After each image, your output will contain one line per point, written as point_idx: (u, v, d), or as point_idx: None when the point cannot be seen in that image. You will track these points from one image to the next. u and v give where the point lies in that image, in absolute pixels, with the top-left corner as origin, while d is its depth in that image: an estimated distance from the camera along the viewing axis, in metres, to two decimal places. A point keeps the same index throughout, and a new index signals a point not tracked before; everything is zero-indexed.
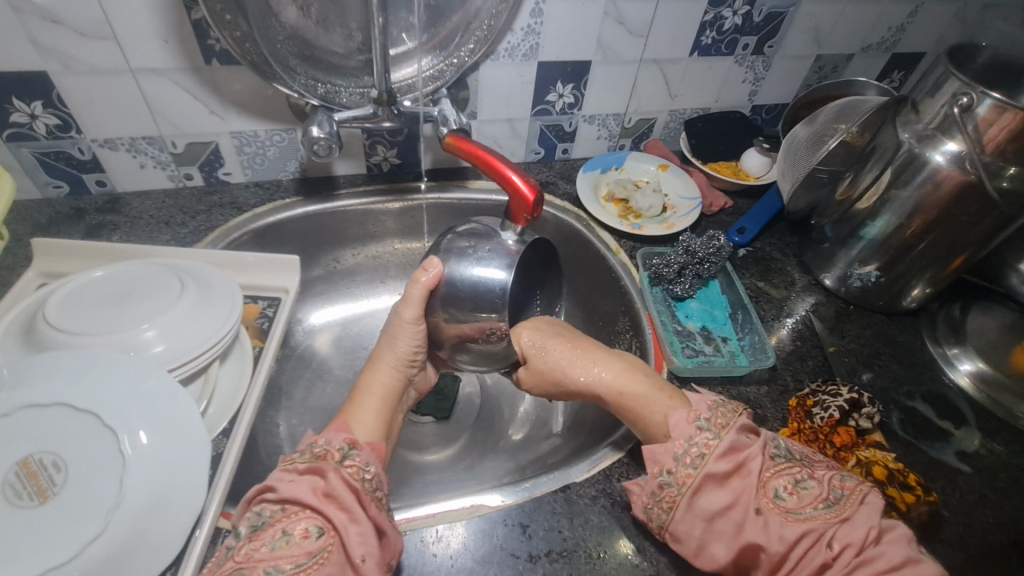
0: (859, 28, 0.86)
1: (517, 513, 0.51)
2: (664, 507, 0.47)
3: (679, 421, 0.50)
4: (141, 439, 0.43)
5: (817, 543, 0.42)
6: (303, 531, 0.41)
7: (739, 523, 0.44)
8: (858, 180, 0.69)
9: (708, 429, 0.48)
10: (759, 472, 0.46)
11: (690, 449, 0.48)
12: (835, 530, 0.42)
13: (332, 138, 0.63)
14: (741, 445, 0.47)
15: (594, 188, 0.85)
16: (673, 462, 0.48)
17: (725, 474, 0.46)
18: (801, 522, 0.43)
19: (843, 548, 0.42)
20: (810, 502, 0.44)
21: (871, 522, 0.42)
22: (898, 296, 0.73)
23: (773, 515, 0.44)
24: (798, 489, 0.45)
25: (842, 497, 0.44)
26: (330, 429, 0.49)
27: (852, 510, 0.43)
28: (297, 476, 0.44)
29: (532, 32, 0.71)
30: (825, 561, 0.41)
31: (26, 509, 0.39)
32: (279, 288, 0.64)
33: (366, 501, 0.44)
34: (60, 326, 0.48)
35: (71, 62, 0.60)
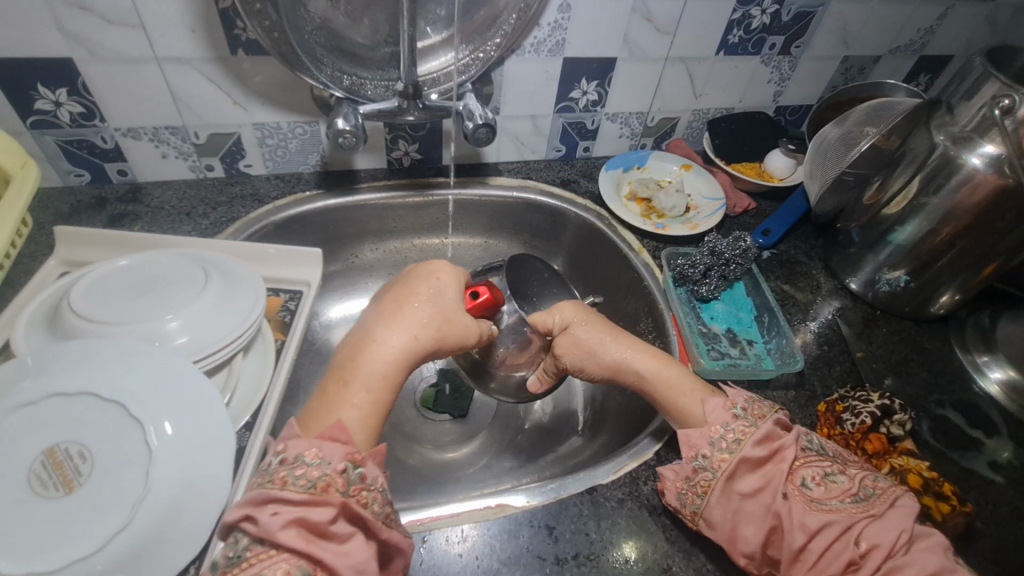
0: (888, 29, 0.85)
1: (543, 515, 0.50)
2: (698, 492, 0.47)
3: (716, 409, 0.50)
4: (166, 430, 0.42)
5: (844, 537, 0.41)
6: (285, 574, 0.37)
7: (768, 508, 0.44)
8: (888, 184, 0.68)
9: (745, 417, 0.49)
10: (790, 462, 0.46)
11: (726, 434, 0.48)
12: (864, 528, 0.42)
13: (358, 131, 0.62)
14: (774, 434, 0.48)
15: (616, 187, 0.84)
16: (707, 444, 0.48)
17: (759, 459, 0.46)
18: (828, 515, 0.42)
19: (870, 549, 0.41)
20: (838, 495, 0.43)
21: (903, 526, 0.41)
22: (927, 303, 0.72)
23: (799, 505, 0.43)
24: (827, 482, 0.44)
25: (872, 497, 0.44)
26: (326, 432, 0.45)
27: (884, 510, 0.42)
28: (283, 509, 0.40)
29: (559, 28, 0.70)
30: (851, 558, 0.40)
31: (52, 499, 0.38)
32: (300, 281, 0.63)
33: (375, 526, 0.42)
34: (85, 314, 0.48)
35: (98, 49, 0.59)
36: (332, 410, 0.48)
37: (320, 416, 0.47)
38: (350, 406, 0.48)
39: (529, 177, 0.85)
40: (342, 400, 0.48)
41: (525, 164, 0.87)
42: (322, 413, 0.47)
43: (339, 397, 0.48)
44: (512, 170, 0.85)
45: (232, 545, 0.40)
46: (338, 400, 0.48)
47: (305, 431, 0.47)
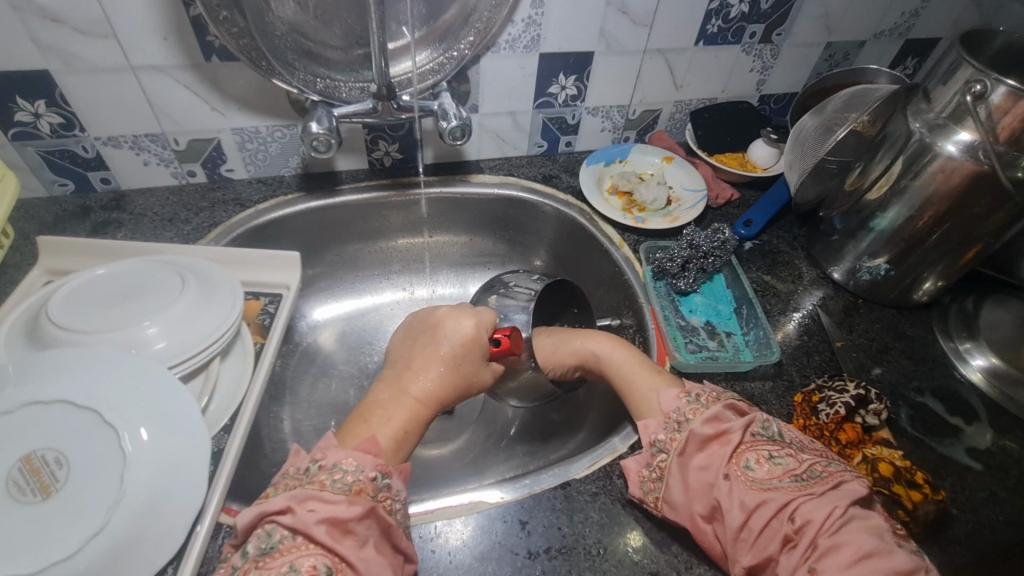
0: (871, 13, 0.84)
1: (516, 509, 0.51)
2: (654, 476, 0.49)
3: (669, 397, 0.53)
4: (142, 436, 0.43)
5: (781, 514, 0.42)
6: (310, 569, 0.39)
7: (711, 484, 0.46)
8: (868, 170, 0.68)
9: (696, 401, 0.51)
10: (734, 443, 0.47)
11: (678, 415, 0.51)
12: (801, 505, 0.42)
13: (332, 133, 0.62)
14: (723, 417, 0.49)
15: (598, 182, 0.84)
16: (662, 429, 0.50)
17: (706, 436, 0.48)
18: (767, 493, 0.43)
19: (804, 525, 0.41)
20: (779, 474, 0.44)
21: (837, 503, 0.42)
22: (909, 290, 0.72)
23: (740, 483, 0.45)
24: (770, 462, 0.45)
25: (816, 479, 0.44)
26: (358, 447, 0.47)
27: (824, 491, 0.43)
28: (319, 505, 0.41)
29: (533, 24, 0.70)
30: (787, 534, 0.41)
31: (29, 505, 0.39)
32: (280, 284, 0.64)
33: (395, 533, 0.44)
34: (62, 324, 0.49)
35: (74, 61, 0.60)
36: (368, 427, 0.50)
37: (358, 429, 0.50)
38: (384, 426, 0.51)
39: (511, 174, 0.85)
40: (378, 422, 0.51)
41: (507, 161, 0.87)
42: (358, 429, 0.50)
43: (378, 422, 0.51)
44: (494, 167, 0.86)
45: (261, 536, 0.41)
46: (374, 421, 0.51)
47: (343, 443, 0.49)
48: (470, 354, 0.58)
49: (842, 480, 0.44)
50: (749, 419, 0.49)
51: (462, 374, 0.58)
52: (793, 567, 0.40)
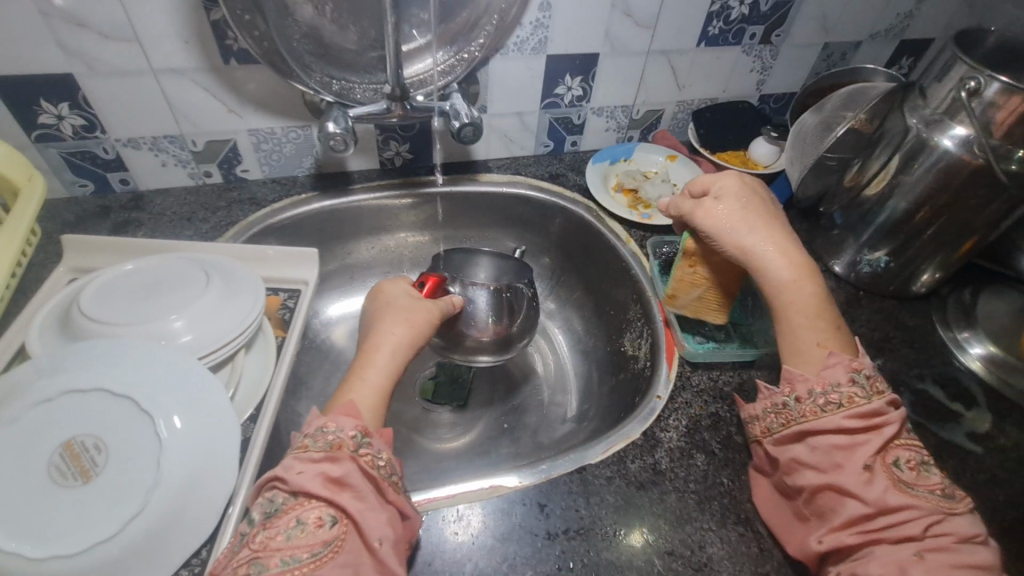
0: (867, 14, 0.86)
1: (535, 493, 0.52)
2: (778, 419, 0.52)
3: (838, 370, 0.51)
4: (175, 423, 0.45)
5: (913, 517, 0.44)
6: (317, 520, 0.42)
7: (840, 465, 0.47)
8: (866, 166, 0.70)
9: (862, 385, 0.50)
10: (890, 438, 0.47)
11: (832, 392, 0.50)
12: (936, 517, 0.44)
13: (348, 133, 0.64)
14: (883, 412, 0.48)
15: (604, 180, 0.86)
16: (809, 393, 0.51)
17: (859, 427, 0.48)
18: (912, 497, 0.45)
19: (934, 532, 0.43)
20: (924, 484, 0.46)
21: (972, 528, 0.44)
22: (908, 282, 0.74)
23: (886, 475, 0.46)
24: (916, 469, 0.47)
25: (955, 498, 0.46)
26: (338, 412, 0.49)
27: (961, 512, 0.45)
28: (308, 465, 0.44)
29: (541, 26, 0.72)
30: (905, 533, 0.43)
31: (70, 489, 0.41)
32: (298, 280, 0.66)
33: (384, 486, 0.46)
34: (93, 317, 0.50)
35: (97, 64, 0.62)
36: (349, 395, 0.53)
37: (338, 398, 0.52)
38: (362, 390, 0.53)
39: (519, 173, 0.87)
40: (357, 387, 0.53)
41: (514, 160, 0.89)
42: (339, 399, 0.52)
43: (354, 391, 0.53)
44: (502, 166, 0.88)
45: (264, 503, 0.43)
46: (350, 387, 0.53)
47: (326, 411, 0.51)
48: (411, 300, 0.62)
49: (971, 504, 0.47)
50: (902, 418, 0.49)
51: (416, 319, 0.60)
52: (897, 557, 0.43)
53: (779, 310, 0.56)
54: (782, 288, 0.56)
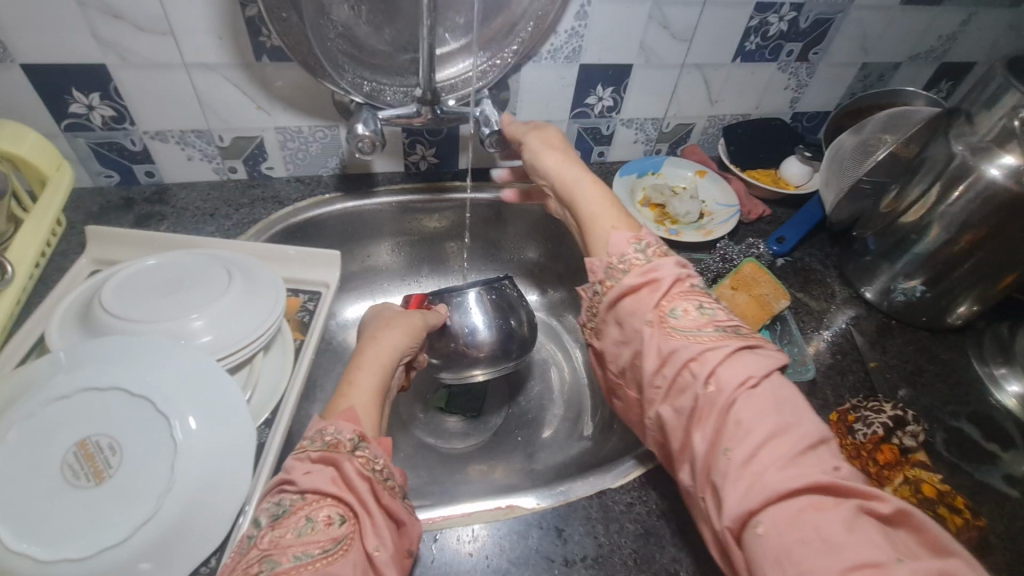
0: (907, 36, 0.84)
1: (552, 517, 0.51)
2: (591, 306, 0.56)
3: (620, 241, 0.54)
4: (191, 425, 0.44)
5: (686, 363, 0.45)
6: (326, 519, 0.40)
7: (636, 329, 0.50)
8: (904, 193, 0.68)
9: (646, 253, 0.54)
10: (664, 290, 0.50)
11: (621, 261, 0.53)
12: (711, 364, 0.44)
13: (376, 135, 0.63)
14: (657, 268, 0.52)
15: (630, 193, 0.85)
16: (603, 268, 0.54)
17: (636, 285, 0.51)
18: (681, 340, 0.47)
19: (710, 382, 0.44)
20: (702, 324, 0.48)
21: (750, 372, 0.44)
22: (943, 313, 0.71)
23: (659, 329, 0.48)
24: (697, 313, 0.49)
25: (733, 335, 0.47)
26: (340, 415, 0.48)
27: (732, 348, 0.45)
28: (312, 466, 0.44)
29: (576, 35, 0.71)
30: (693, 390, 0.45)
31: (84, 489, 0.40)
32: (319, 282, 0.65)
33: (379, 489, 0.44)
34: (114, 312, 0.50)
35: (129, 55, 0.61)
36: (350, 399, 0.52)
37: (339, 402, 0.52)
38: (360, 391, 0.53)
39: None
40: (354, 389, 0.53)
41: None
42: (339, 402, 0.52)
43: (352, 393, 0.53)
44: None
45: (271, 506, 0.42)
46: (347, 392, 0.53)
47: (326, 415, 0.50)
48: (397, 315, 0.65)
49: (757, 346, 0.47)
50: (682, 275, 0.52)
51: (400, 328, 0.63)
52: (704, 425, 0.43)
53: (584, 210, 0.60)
54: (566, 180, 0.62)
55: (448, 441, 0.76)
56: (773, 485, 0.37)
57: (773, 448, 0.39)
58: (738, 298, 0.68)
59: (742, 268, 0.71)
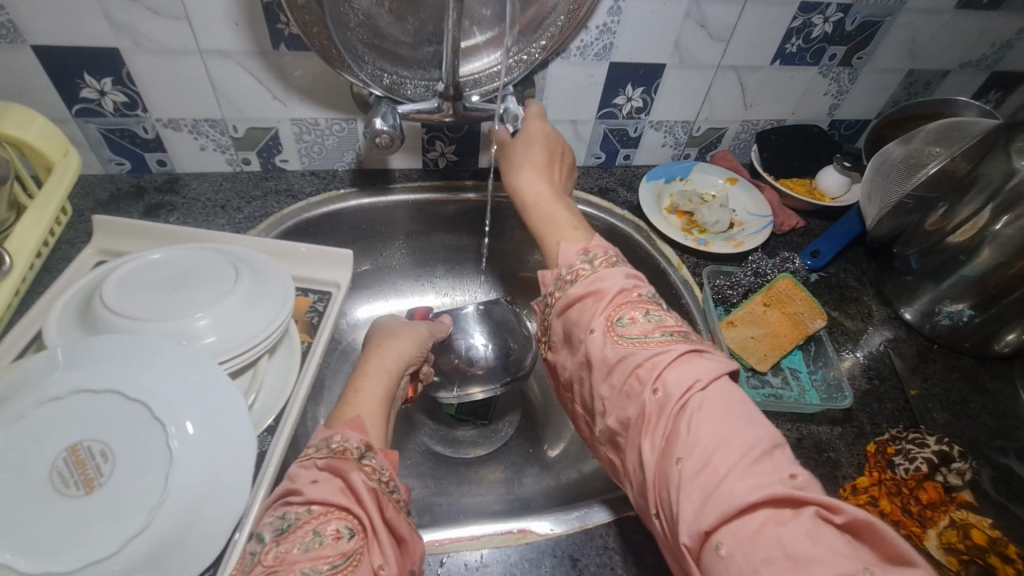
0: (959, 43, 0.79)
1: (567, 545, 0.48)
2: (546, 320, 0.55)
3: (568, 251, 0.54)
4: (188, 432, 0.41)
5: (632, 373, 0.43)
6: (335, 533, 0.38)
7: (583, 339, 0.48)
8: (954, 212, 0.64)
9: (589, 262, 0.52)
10: (612, 299, 0.48)
11: (569, 274, 0.53)
12: (661, 371, 0.42)
13: (395, 131, 0.60)
14: (603, 278, 0.50)
15: (656, 199, 0.81)
16: (555, 281, 0.54)
17: (581, 296, 0.50)
18: (630, 351, 0.44)
19: (658, 391, 0.41)
20: (648, 329, 0.45)
21: (696, 374, 0.41)
22: (990, 340, 0.67)
23: (606, 340, 0.46)
24: (642, 319, 0.46)
25: (683, 342, 0.44)
26: (346, 425, 0.46)
27: (682, 354, 0.43)
28: (318, 476, 0.41)
29: (607, 31, 0.67)
30: (642, 399, 0.42)
31: (72, 498, 0.38)
32: (330, 281, 0.62)
33: (383, 500, 0.41)
34: (115, 309, 0.47)
35: (143, 40, 0.59)
36: (355, 407, 0.49)
37: (344, 411, 0.49)
38: (365, 400, 0.50)
39: None
40: (359, 396, 0.51)
41: None
42: (344, 411, 0.49)
43: (358, 399, 0.51)
44: None
45: (275, 521, 0.39)
46: (353, 400, 0.50)
47: (331, 424, 0.48)
48: (401, 324, 0.63)
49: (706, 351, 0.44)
50: (631, 283, 0.50)
51: (405, 336, 0.61)
52: (653, 435, 0.40)
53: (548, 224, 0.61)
54: (520, 187, 0.63)
55: (456, 451, 0.73)
56: (727, 497, 0.34)
57: (725, 456, 0.36)
58: (770, 315, 0.66)
59: (776, 284, 0.67)
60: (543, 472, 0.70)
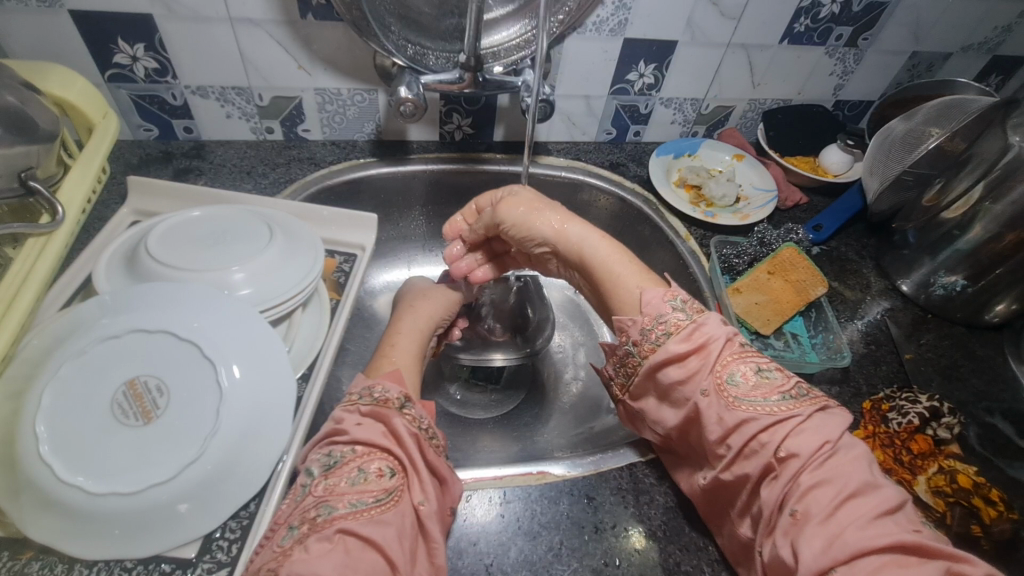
0: (962, 25, 0.81)
1: (583, 484, 0.52)
2: (627, 369, 0.51)
3: (654, 297, 0.50)
4: (235, 373, 0.44)
5: (759, 438, 0.42)
6: (377, 470, 0.41)
7: (688, 398, 0.46)
8: (949, 187, 0.66)
9: (682, 310, 0.49)
10: (716, 357, 0.46)
11: (658, 325, 0.48)
12: (788, 435, 0.42)
13: (419, 100, 0.63)
14: (706, 330, 0.47)
15: (665, 173, 0.84)
16: (638, 331, 0.49)
17: (683, 353, 0.46)
18: (750, 411, 0.43)
19: (788, 457, 0.41)
20: (766, 393, 0.44)
21: (824, 436, 0.41)
22: (981, 310, 0.70)
23: (719, 398, 0.44)
24: (756, 379, 0.45)
25: (803, 399, 0.44)
26: (386, 376, 0.48)
27: (806, 415, 0.43)
28: (363, 419, 0.44)
29: (623, 7, 0.69)
30: (768, 462, 0.42)
31: (134, 427, 0.41)
32: (355, 244, 0.65)
33: (424, 445, 0.44)
34: (159, 260, 0.50)
35: (176, 7, 0.61)
36: (392, 360, 0.52)
37: (382, 362, 0.52)
38: (401, 353, 0.54)
39: (579, 158, 0.85)
40: (394, 351, 0.54)
41: (574, 145, 0.87)
42: (382, 362, 0.52)
43: (393, 351, 0.54)
44: (562, 150, 0.86)
45: (322, 458, 0.42)
46: (388, 354, 0.53)
47: (371, 374, 0.51)
48: (431, 289, 0.65)
49: (826, 405, 0.44)
50: (732, 332, 0.49)
51: (436, 298, 0.64)
52: (775, 494, 0.40)
53: (596, 268, 0.55)
54: (568, 240, 0.57)
55: (471, 412, 0.75)
56: (854, 548, 0.35)
57: (851, 510, 0.37)
58: (774, 283, 0.69)
59: (781, 253, 0.70)
60: (553, 430, 0.74)
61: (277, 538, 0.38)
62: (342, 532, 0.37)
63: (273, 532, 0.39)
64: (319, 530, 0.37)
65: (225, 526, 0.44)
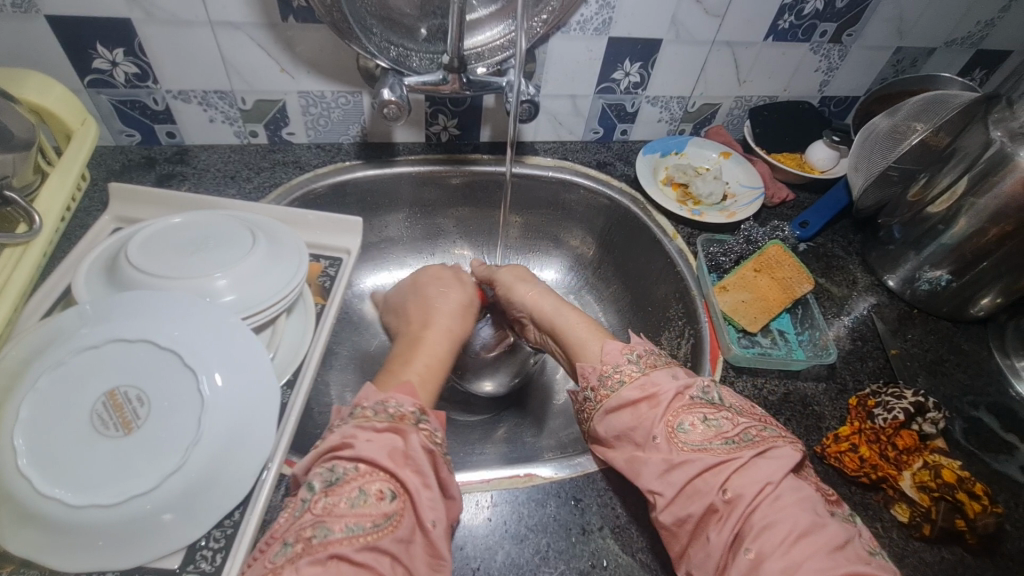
0: (945, 20, 0.82)
1: (570, 487, 0.52)
2: (585, 414, 0.53)
3: (613, 350, 0.54)
4: (217, 382, 0.44)
5: (702, 477, 0.43)
6: (378, 493, 0.41)
7: (638, 442, 0.47)
8: (933, 182, 0.67)
9: (634, 362, 0.52)
10: (665, 404, 0.48)
11: (614, 373, 0.52)
12: (731, 478, 0.42)
13: (403, 102, 0.62)
14: (656, 381, 0.50)
15: (653, 171, 0.84)
16: (595, 378, 0.53)
17: (633, 400, 0.49)
18: (694, 454, 0.44)
19: (734, 497, 0.41)
20: (710, 437, 0.45)
21: (768, 478, 0.41)
22: (966, 305, 0.71)
23: (667, 443, 0.46)
24: (703, 425, 0.46)
25: (747, 442, 0.44)
26: (399, 391, 0.49)
27: (747, 458, 0.43)
28: (374, 435, 0.44)
29: (607, 6, 0.69)
30: (712, 503, 0.42)
31: (113, 437, 0.40)
32: (340, 249, 0.65)
33: (440, 465, 0.45)
34: (141, 268, 0.50)
35: (155, 11, 0.60)
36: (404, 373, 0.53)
37: (393, 376, 0.53)
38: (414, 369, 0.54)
39: (567, 158, 0.85)
40: (407, 366, 0.54)
41: (561, 144, 0.87)
42: (395, 377, 0.53)
43: (404, 368, 0.54)
44: (549, 150, 0.85)
45: (324, 471, 0.42)
46: (401, 369, 0.54)
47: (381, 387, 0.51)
48: (445, 297, 0.65)
49: (774, 446, 0.44)
50: (689, 384, 0.49)
51: (448, 309, 0.64)
52: (721, 535, 0.40)
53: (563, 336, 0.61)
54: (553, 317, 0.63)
55: (461, 413, 0.75)
56: None
57: (803, 548, 0.38)
58: (760, 280, 0.69)
59: (766, 251, 0.71)
60: (543, 431, 0.74)
61: (268, 554, 0.38)
62: (334, 558, 0.37)
63: (267, 547, 0.39)
64: (312, 552, 0.37)
65: (210, 535, 0.43)
